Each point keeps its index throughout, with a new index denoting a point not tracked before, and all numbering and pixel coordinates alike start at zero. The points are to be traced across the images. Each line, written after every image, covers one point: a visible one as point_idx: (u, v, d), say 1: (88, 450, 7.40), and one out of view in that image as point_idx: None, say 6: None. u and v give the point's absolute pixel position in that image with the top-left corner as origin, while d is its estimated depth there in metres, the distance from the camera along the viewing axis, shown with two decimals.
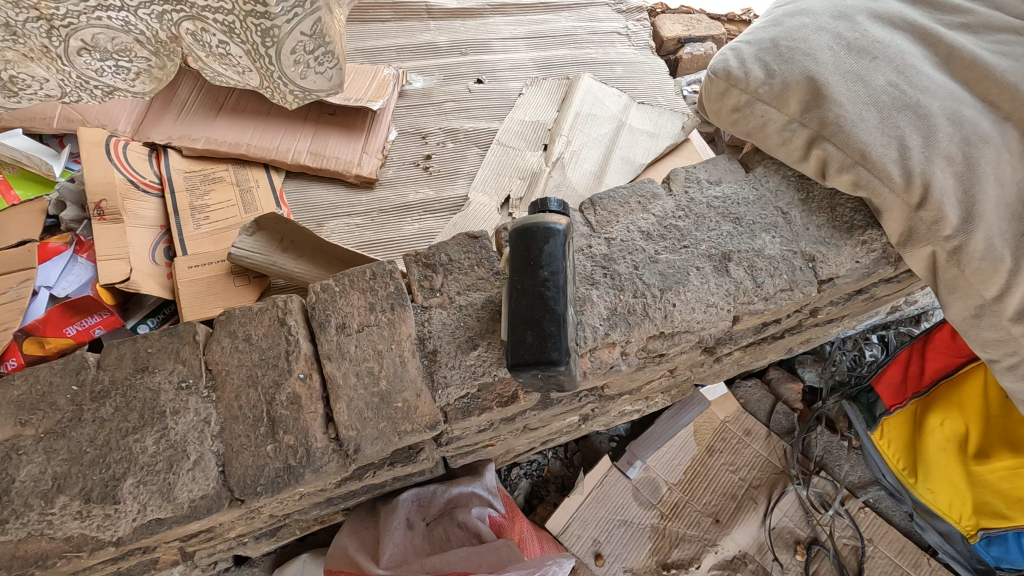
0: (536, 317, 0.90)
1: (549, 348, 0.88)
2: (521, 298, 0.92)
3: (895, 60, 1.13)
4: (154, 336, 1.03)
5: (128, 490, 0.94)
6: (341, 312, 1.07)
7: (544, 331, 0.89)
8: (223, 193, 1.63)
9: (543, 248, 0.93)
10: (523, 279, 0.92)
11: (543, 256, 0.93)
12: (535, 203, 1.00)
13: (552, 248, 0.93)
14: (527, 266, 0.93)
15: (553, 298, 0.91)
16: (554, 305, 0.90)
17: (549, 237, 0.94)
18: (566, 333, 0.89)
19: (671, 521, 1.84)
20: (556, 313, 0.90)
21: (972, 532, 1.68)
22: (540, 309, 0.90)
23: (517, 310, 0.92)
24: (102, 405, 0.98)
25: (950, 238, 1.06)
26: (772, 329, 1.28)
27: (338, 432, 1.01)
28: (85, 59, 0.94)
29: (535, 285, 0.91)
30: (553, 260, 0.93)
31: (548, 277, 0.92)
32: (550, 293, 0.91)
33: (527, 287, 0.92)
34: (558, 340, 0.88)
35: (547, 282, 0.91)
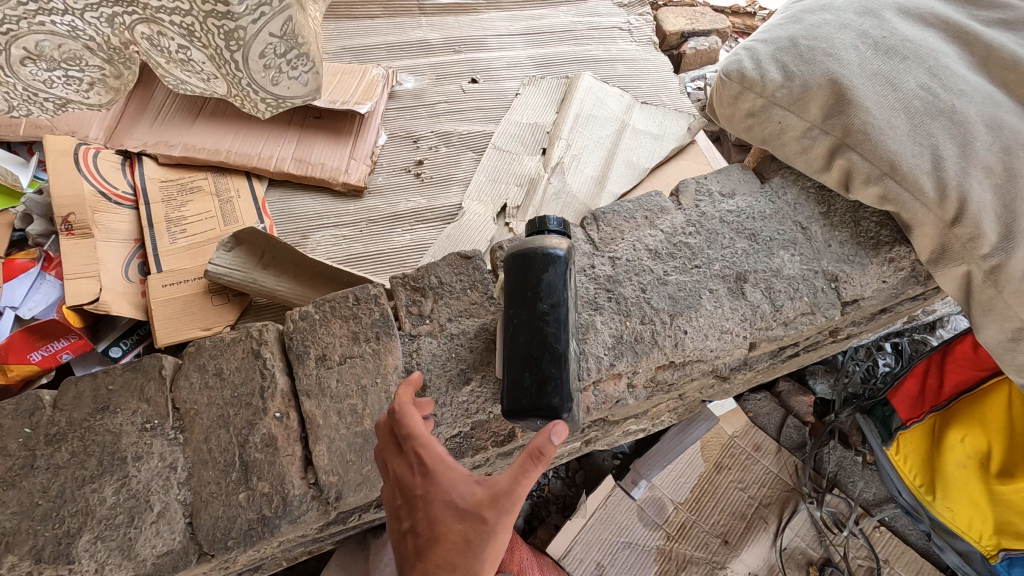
0: (534, 357, 0.81)
1: (549, 393, 0.79)
2: (518, 334, 0.83)
3: (927, 61, 1.03)
4: (116, 372, 0.94)
5: (83, 548, 0.84)
6: (321, 343, 0.98)
7: (543, 373, 0.80)
8: (201, 204, 1.53)
9: (541, 277, 0.84)
10: (520, 313, 0.84)
11: (542, 286, 0.84)
12: (533, 223, 0.91)
13: (553, 276, 0.84)
14: (524, 296, 0.84)
15: (554, 334, 0.82)
16: (554, 342, 0.81)
17: (549, 263, 0.85)
18: (568, 375, 0.80)
19: (677, 543, 1.76)
20: (557, 352, 0.81)
21: (992, 553, 1.58)
22: (539, 346, 0.81)
23: (513, 346, 0.83)
24: (56, 450, 0.88)
25: (987, 257, 0.96)
26: (789, 350, 1.20)
27: (318, 477, 0.92)
28: (30, 68, 0.84)
29: (534, 319, 0.83)
30: (554, 291, 0.84)
31: (547, 310, 0.83)
32: (550, 329, 0.82)
33: (524, 322, 0.83)
34: (560, 383, 0.79)
35: (547, 316, 0.83)
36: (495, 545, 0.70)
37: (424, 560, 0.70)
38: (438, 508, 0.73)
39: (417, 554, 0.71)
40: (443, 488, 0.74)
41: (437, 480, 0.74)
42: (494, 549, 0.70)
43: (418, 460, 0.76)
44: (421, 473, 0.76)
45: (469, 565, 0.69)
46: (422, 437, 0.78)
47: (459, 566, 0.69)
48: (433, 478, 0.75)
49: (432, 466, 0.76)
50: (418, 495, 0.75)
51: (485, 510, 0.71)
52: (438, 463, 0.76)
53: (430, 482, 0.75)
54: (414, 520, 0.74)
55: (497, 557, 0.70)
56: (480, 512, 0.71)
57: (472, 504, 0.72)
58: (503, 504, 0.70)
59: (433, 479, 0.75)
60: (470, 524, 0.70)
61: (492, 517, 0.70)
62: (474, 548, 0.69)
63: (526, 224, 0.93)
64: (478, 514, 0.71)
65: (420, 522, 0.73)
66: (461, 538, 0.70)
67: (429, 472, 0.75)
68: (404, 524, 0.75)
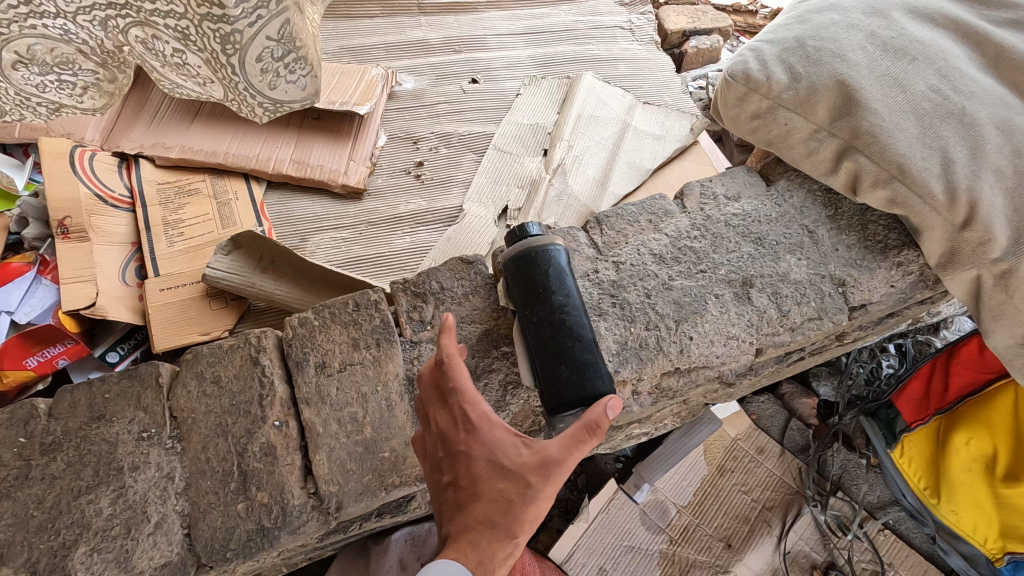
0: (565, 348, 0.81)
1: (591, 379, 0.80)
2: (542, 331, 0.83)
3: (936, 61, 1.02)
4: (112, 380, 0.92)
5: (79, 560, 0.82)
6: (321, 349, 0.97)
7: (578, 361, 0.81)
8: (199, 206, 1.52)
9: (548, 273, 0.86)
10: (539, 310, 0.84)
11: (552, 281, 0.86)
12: (512, 233, 0.92)
13: (559, 269, 0.87)
14: (537, 294, 0.85)
15: (577, 323, 0.84)
16: (580, 331, 0.83)
17: (551, 258, 0.88)
18: (600, 358, 0.82)
19: (681, 546, 1.74)
20: (586, 339, 0.82)
21: (997, 556, 1.58)
22: (566, 337, 0.82)
23: (540, 343, 0.83)
24: (51, 460, 0.87)
25: (998, 261, 0.94)
26: (796, 355, 1.19)
27: (317, 487, 0.91)
28: (22, 73, 0.82)
29: (554, 313, 0.84)
30: (563, 284, 0.86)
31: (563, 302, 0.85)
32: (571, 319, 0.84)
33: (544, 318, 0.84)
34: (596, 366, 0.81)
35: (564, 308, 0.84)
36: (536, 508, 0.70)
37: (465, 516, 0.70)
38: (482, 465, 0.72)
39: (457, 509, 0.71)
40: (487, 447, 0.73)
41: (482, 437, 0.74)
42: (535, 513, 0.70)
43: (463, 415, 0.75)
44: (466, 429, 0.74)
45: (511, 526, 0.68)
46: (467, 395, 0.77)
47: (499, 525, 0.68)
48: (477, 434, 0.74)
49: (477, 422, 0.75)
50: (461, 450, 0.74)
51: (531, 474, 0.71)
52: (483, 421, 0.75)
53: (474, 439, 0.74)
54: (455, 473, 0.73)
55: (537, 521, 0.71)
56: (525, 474, 0.71)
57: (518, 465, 0.71)
58: (550, 470, 0.71)
59: (477, 436, 0.74)
60: (513, 484, 0.70)
61: (538, 481, 0.70)
62: (517, 509, 0.69)
63: (505, 233, 0.93)
64: (525, 476, 0.70)
65: (461, 477, 0.72)
66: (504, 498, 0.70)
67: (473, 429, 0.74)
68: (443, 477, 0.74)
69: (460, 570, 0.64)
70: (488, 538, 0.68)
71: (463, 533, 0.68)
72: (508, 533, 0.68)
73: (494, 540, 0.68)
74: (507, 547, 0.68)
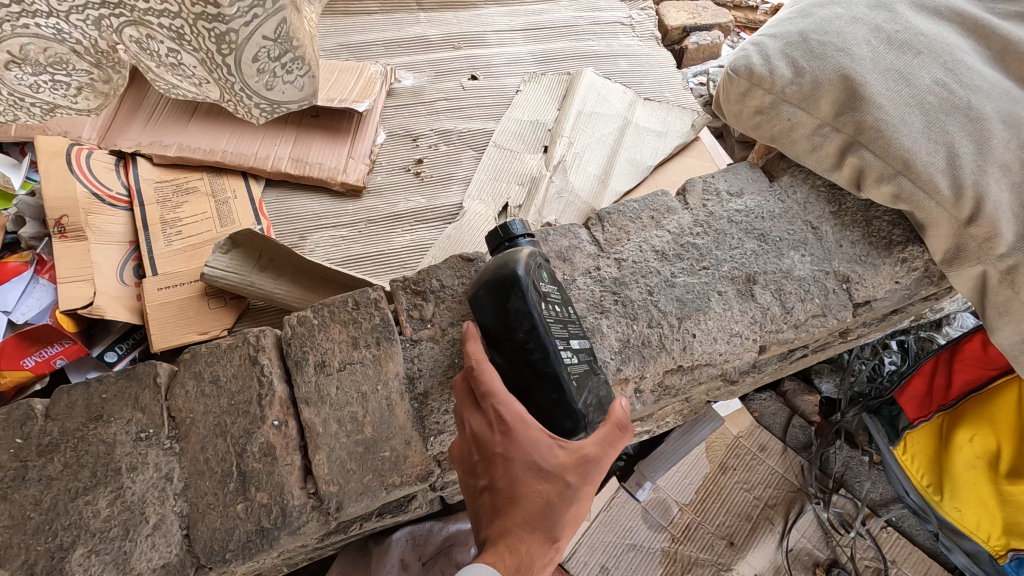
0: (533, 389, 0.80)
1: (562, 416, 0.79)
2: (509, 367, 0.82)
3: (942, 55, 1.00)
4: (109, 380, 0.91)
5: (77, 562, 0.82)
6: (320, 349, 0.96)
7: (548, 400, 0.79)
8: (197, 205, 1.50)
9: (509, 309, 0.81)
10: (504, 350, 0.82)
11: (512, 317, 0.81)
12: (495, 233, 0.92)
13: (518, 302, 0.81)
14: (502, 329, 0.82)
15: (543, 360, 0.79)
16: (546, 368, 0.79)
17: (513, 290, 0.81)
18: (570, 393, 0.79)
19: (682, 545, 1.74)
20: (550, 378, 0.79)
21: (1000, 553, 1.57)
22: (531, 374, 0.80)
23: (509, 376, 0.82)
24: (49, 461, 0.86)
25: (1004, 257, 0.94)
26: (799, 352, 1.18)
27: (317, 487, 0.90)
28: (14, 73, 0.81)
29: (518, 353, 0.80)
30: (524, 318, 0.80)
31: (526, 338, 0.80)
32: (536, 356, 0.80)
33: (511, 358, 0.81)
34: (564, 403, 0.79)
35: (528, 344, 0.80)
36: (574, 508, 0.73)
37: (505, 518, 0.72)
38: (521, 468, 0.73)
39: (496, 511, 0.73)
40: (524, 450, 0.74)
41: (519, 439, 0.74)
42: (574, 512, 0.73)
43: (497, 419, 0.76)
44: (502, 432, 0.75)
45: (552, 526, 0.71)
46: (501, 398, 0.77)
47: (541, 526, 0.71)
48: (514, 438, 0.74)
49: (514, 425, 0.75)
50: (497, 453, 0.74)
51: (569, 474, 0.73)
52: (519, 424, 0.75)
53: (511, 443, 0.74)
54: (491, 477, 0.75)
55: (576, 518, 0.74)
56: (563, 475, 0.73)
57: (555, 466, 0.73)
58: (587, 469, 0.74)
59: (513, 439, 0.74)
60: (553, 486, 0.72)
61: (577, 482, 0.73)
62: (557, 510, 0.72)
63: (488, 234, 0.93)
64: (564, 476, 0.73)
65: (499, 480, 0.74)
66: (545, 500, 0.72)
67: (510, 431, 0.75)
68: (480, 481, 0.76)
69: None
70: (529, 542, 0.70)
71: (503, 537, 0.70)
72: (550, 534, 0.71)
73: (536, 541, 0.70)
74: (549, 548, 0.71)
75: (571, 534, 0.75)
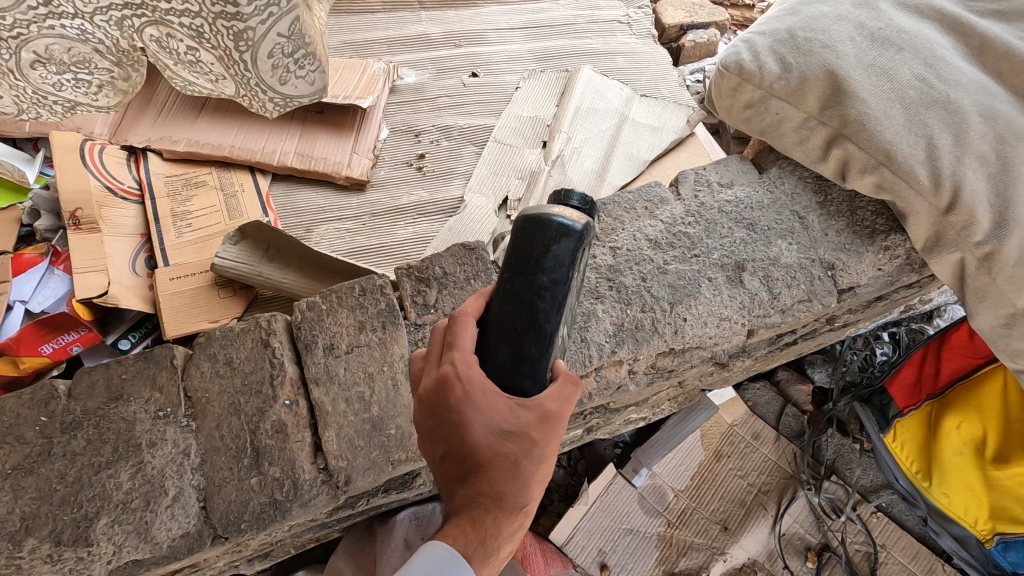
0: (518, 333, 0.69)
1: (522, 375, 0.69)
2: (507, 309, 0.70)
3: (923, 51, 1.05)
4: (128, 361, 0.96)
5: (101, 531, 0.87)
6: (329, 332, 1.01)
7: (522, 351, 0.69)
8: (206, 198, 1.55)
9: (551, 246, 0.69)
10: (516, 279, 0.69)
11: (548, 257, 0.69)
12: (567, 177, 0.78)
13: (562, 249, 0.69)
14: (523, 266, 0.69)
15: (545, 313, 0.70)
16: (543, 322, 0.69)
17: (562, 236, 0.69)
18: (547, 359, 0.70)
19: (678, 529, 1.78)
20: (542, 335, 0.69)
21: (988, 537, 1.61)
22: (525, 322, 0.69)
23: (498, 316, 0.71)
24: (72, 438, 0.91)
25: (980, 244, 0.98)
26: (787, 338, 1.23)
27: (327, 462, 0.95)
28: (39, 72, 0.86)
29: (529, 291, 0.69)
30: (559, 265, 0.69)
31: (547, 284, 0.69)
32: (543, 306, 0.69)
33: (517, 291, 0.69)
34: (537, 364, 0.69)
35: (543, 291, 0.69)
36: (542, 465, 0.68)
37: (469, 489, 0.67)
38: (480, 432, 0.66)
39: (458, 482, 0.68)
40: (483, 412, 0.67)
41: (478, 404, 0.67)
42: (541, 469, 0.69)
43: (457, 375, 0.67)
44: (460, 393, 0.67)
45: (519, 492, 0.67)
46: (464, 349, 0.69)
47: (507, 494, 0.67)
48: (473, 402, 0.67)
49: (472, 386, 0.67)
50: (453, 418, 0.67)
51: (534, 430, 0.68)
52: (478, 386, 0.68)
53: (470, 409, 0.67)
54: (448, 443, 0.68)
55: (545, 475, 0.70)
56: (528, 433, 0.67)
57: (519, 426, 0.67)
58: (552, 423, 0.68)
59: (472, 403, 0.67)
60: (518, 447, 0.67)
61: (543, 437, 0.68)
62: (524, 472, 0.67)
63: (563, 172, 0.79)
64: (529, 434, 0.67)
65: (459, 451, 0.67)
66: (510, 466, 0.67)
67: (469, 393, 0.67)
68: (437, 449, 0.70)
69: (451, 552, 0.63)
70: (496, 513, 0.66)
71: (466, 509, 0.66)
72: (518, 501, 0.67)
73: (503, 510, 0.67)
74: (517, 514, 0.68)
75: (541, 492, 0.71)
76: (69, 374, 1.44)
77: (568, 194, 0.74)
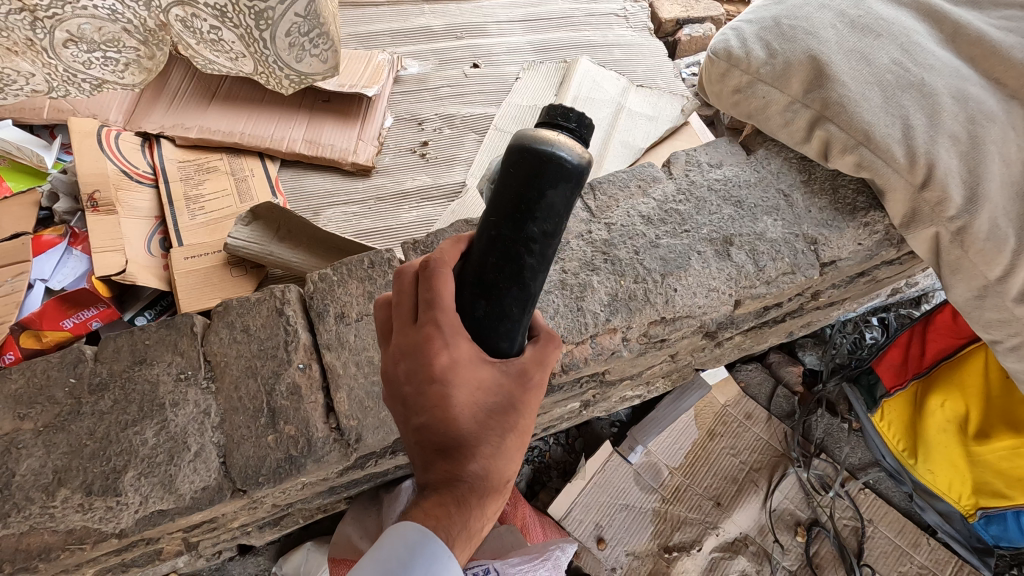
0: (499, 288, 0.72)
1: (501, 331, 0.74)
2: (493, 261, 0.71)
3: (900, 38, 1.12)
4: (151, 328, 1.02)
5: (129, 482, 0.93)
6: (340, 301, 1.07)
7: (502, 307, 0.73)
8: (218, 182, 1.61)
9: (544, 197, 0.66)
10: (502, 229, 0.69)
11: (540, 207, 0.66)
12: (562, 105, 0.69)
13: (555, 199, 0.66)
14: (514, 211, 0.67)
15: (531, 267, 0.71)
16: (527, 279, 0.71)
17: (562, 181, 0.65)
18: (527, 318, 0.74)
19: (672, 505, 1.85)
20: (524, 292, 0.72)
21: (971, 512, 1.69)
22: (510, 278, 0.71)
23: (478, 270, 0.72)
24: (100, 398, 0.97)
25: (953, 219, 1.04)
26: (773, 312, 1.30)
27: (339, 422, 1.01)
28: (71, 51, 0.93)
29: (516, 243, 0.68)
30: (552, 217, 0.67)
31: (536, 236, 0.68)
32: (529, 261, 0.70)
33: (503, 244, 0.69)
34: (515, 325, 0.74)
35: (532, 244, 0.68)
36: (522, 433, 0.76)
37: (452, 465, 0.72)
38: (465, 401, 0.73)
39: (440, 454, 0.73)
40: (469, 382, 0.73)
41: (463, 373, 0.72)
42: (521, 439, 0.76)
43: (439, 338, 0.71)
44: (447, 361, 0.71)
45: (502, 466, 0.74)
46: (446, 311, 0.72)
47: (491, 470, 0.73)
48: (457, 370, 0.72)
49: (457, 355, 0.72)
50: (439, 386, 0.71)
51: (515, 400, 0.75)
52: (464, 355, 0.73)
53: (454, 377, 0.72)
54: (429, 412, 0.73)
55: (522, 445, 0.77)
56: (509, 402, 0.75)
57: (500, 396, 0.74)
58: (532, 392, 0.76)
59: (457, 371, 0.72)
60: (500, 417, 0.74)
61: (523, 407, 0.75)
62: (506, 443, 0.74)
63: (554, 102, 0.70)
64: (512, 405, 0.75)
65: (441, 421, 0.73)
66: (493, 437, 0.73)
67: (454, 362, 0.72)
68: (417, 418, 0.74)
69: (422, 531, 0.68)
70: (480, 491, 0.72)
71: (450, 487, 0.72)
72: (500, 474, 0.74)
73: (486, 486, 0.73)
74: (498, 487, 0.74)
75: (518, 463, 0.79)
76: (97, 341, 1.46)
77: (567, 114, 0.68)
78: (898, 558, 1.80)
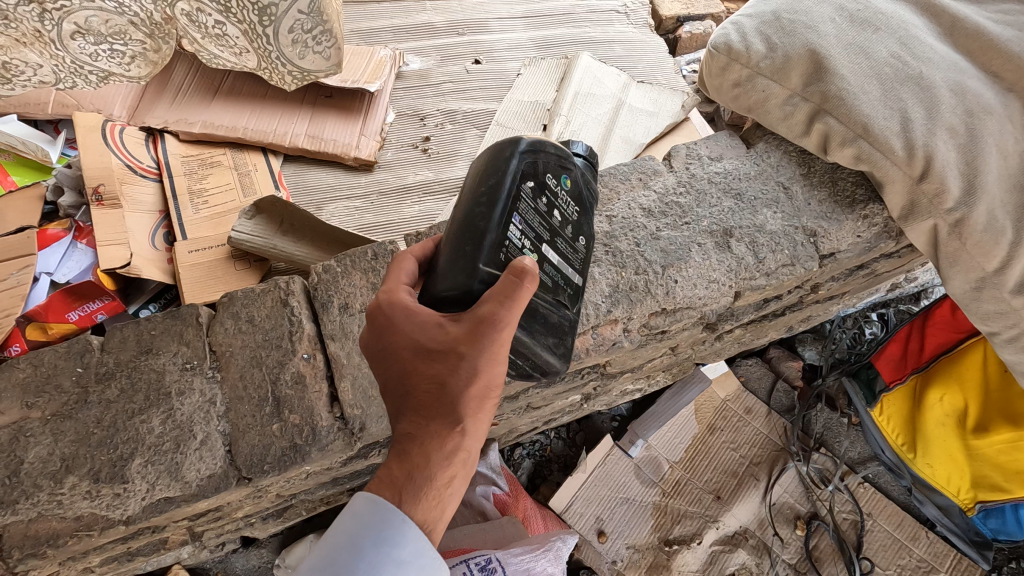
0: (457, 236, 0.76)
1: (460, 274, 0.74)
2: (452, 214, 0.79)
3: (898, 32, 1.13)
4: (156, 319, 1.03)
5: (136, 470, 0.94)
6: (343, 293, 1.08)
7: (461, 252, 0.75)
8: (220, 177, 1.62)
9: (491, 162, 0.80)
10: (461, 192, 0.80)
11: (487, 168, 0.80)
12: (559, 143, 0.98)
13: (501, 160, 0.80)
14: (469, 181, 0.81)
15: (484, 216, 0.76)
16: (485, 221, 0.76)
17: (505, 148, 0.81)
18: (484, 255, 0.74)
19: (673, 498, 1.85)
20: (477, 232, 0.75)
21: (969, 505, 1.69)
22: (462, 227, 0.76)
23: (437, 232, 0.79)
24: (107, 387, 0.98)
25: (952, 211, 1.05)
26: (774, 305, 1.32)
27: (343, 411, 1.02)
28: (78, 42, 1.01)
29: (470, 198, 0.78)
30: (496, 172, 0.79)
31: (484, 190, 0.78)
32: (480, 209, 0.77)
33: (460, 204, 0.79)
34: (472, 262, 0.74)
35: (482, 195, 0.77)
36: (477, 377, 0.71)
37: (404, 422, 0.73)
38: (406, 354, 0.72)
39: (396, 413, 0.74)
40: (410, 334, 0.72)
41: (400, 327, 0.73)
42: (477, 386, 0.71)
43: (383, 296, 0.75)
44: (384, 318, 0.74)
45: (451, 415, 0.71)
46: (393, 275, 0.78)
47: (440, 420, 0.72)
48: (394, 325, 0.73)
49: (393, 311, 0.73)
50: (381, 344, 0.74)
51: (459, 345, 0.70)
52: (400, 309, 0.73)
53: (392, 332, 0.73)
54: (379, 372, 0.75)
55: (482, 392, 0.72)
56: (454, 348, 0.71)
57: (442, 343, 0.71)
58: (482, 332, 0.69)
59: (393, 326, 0.73)
60: (443, 364, 0.71)
61: (469, 351, 0.70)
62: (452, 391, 0.71)
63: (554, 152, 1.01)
64: (455, 349, 0.70)
65: (390, 378, 0.74)
66: (438, 386, 0.71)
67: (390, 318, 0.73)
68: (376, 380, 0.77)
69: (367, 501, 0.70)
70: (426, 442, 0.71)
71: (398, 444, 0.72)
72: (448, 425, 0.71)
73: (434, 437, 0.71)
74: (451, 438, 0.71)
75: (483, 414, 0.73)
76: (103, 333, 1.46)
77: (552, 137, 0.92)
78: (897, 551, 1.81)
